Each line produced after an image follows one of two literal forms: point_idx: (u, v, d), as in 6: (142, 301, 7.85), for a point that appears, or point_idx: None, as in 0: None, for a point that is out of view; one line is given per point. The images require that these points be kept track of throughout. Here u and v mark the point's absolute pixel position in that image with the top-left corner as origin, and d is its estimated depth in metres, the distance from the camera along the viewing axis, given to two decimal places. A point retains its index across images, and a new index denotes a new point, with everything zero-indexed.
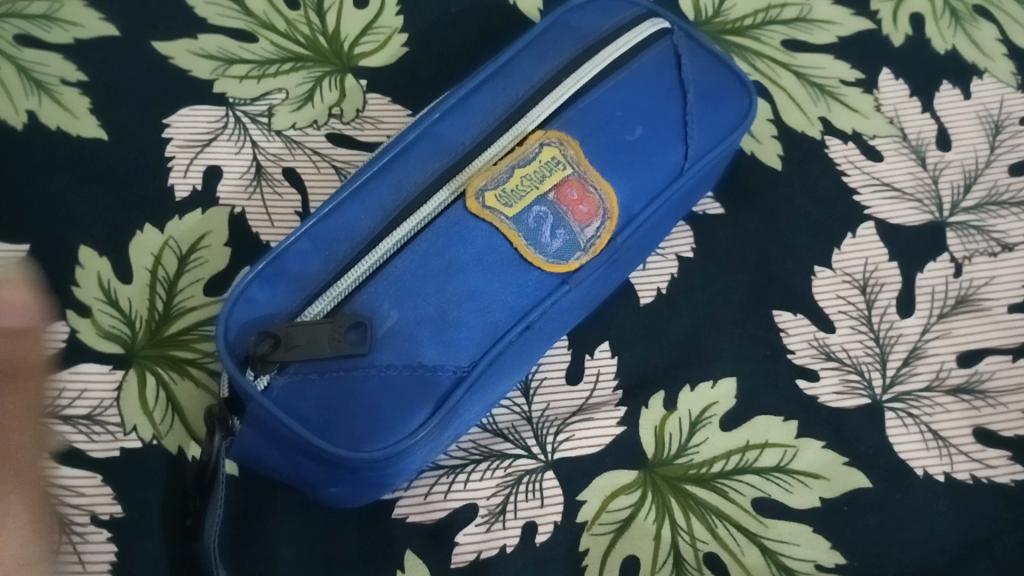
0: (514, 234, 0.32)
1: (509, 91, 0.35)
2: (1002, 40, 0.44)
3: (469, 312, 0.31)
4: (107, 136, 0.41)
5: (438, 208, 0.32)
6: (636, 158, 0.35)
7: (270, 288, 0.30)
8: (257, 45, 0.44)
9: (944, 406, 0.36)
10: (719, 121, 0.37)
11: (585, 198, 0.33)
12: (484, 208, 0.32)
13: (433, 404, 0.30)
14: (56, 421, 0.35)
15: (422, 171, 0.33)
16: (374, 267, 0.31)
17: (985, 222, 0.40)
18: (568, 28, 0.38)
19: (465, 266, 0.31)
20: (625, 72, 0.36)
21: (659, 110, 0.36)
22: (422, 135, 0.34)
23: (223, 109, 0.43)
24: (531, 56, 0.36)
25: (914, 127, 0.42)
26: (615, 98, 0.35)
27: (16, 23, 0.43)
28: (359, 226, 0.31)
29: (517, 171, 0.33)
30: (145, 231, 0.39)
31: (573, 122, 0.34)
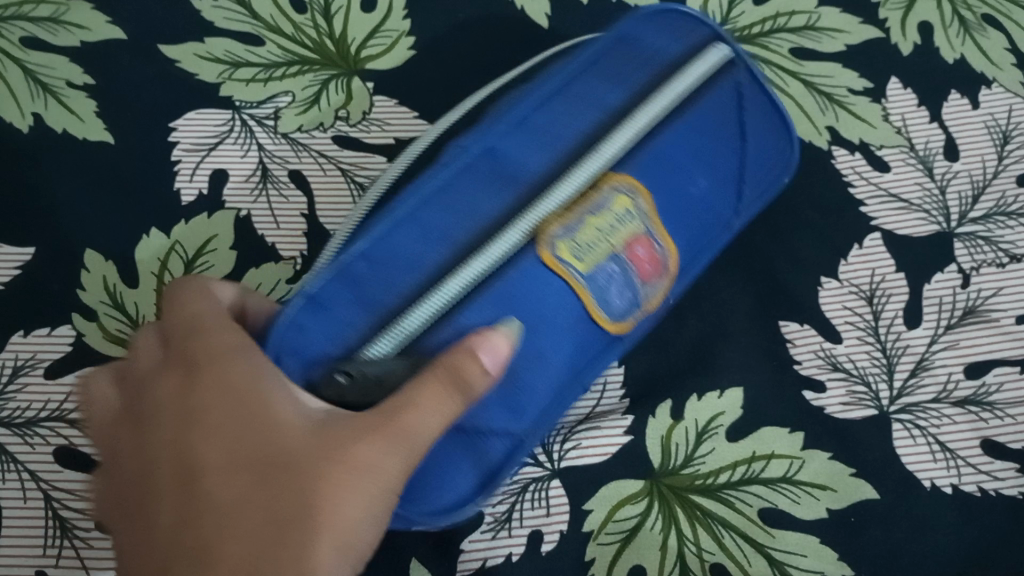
0: (584, 290, 0.29)
1: (584, 114, 0.31)
2: (1010, 49, 0.43)
3: (531, 375, 0.29)
4: (113, 140, 0.41)
5: (510, 249, 0.28)
6: (695, 209, 0.34)
7: (316, 323, 0.27)
8: (264, 49, 0.44)
9: (951, 418, 0.36)
10: (767, 177, 0.37)
11: (653, 260, 0.31)
12: (555, 261, 0.29)
13: (491, 465, 0.29)
14: (61, 425, 0.36)
15: (485, 205, 0.29)
16: (437, 312, 0.27)
17: (994, 233, 0.39)
18: (630, 43, 0.34)
19: (535, 325, 0.29)
20: (695, 112, 0.34)
21: (719, 158, 0.34)
22: (481, 156, 0.30)
23: (229, 112, 0.42)
24: (595, 74, 0.33)
25: (921, 137, 0.42)
26: (682, 143, 0.33)
27: (22, 26, 0.43)
28: (415, 262, 0.28)
29: (587, 221, 0.29)
30: (150, 235, 0.39)
31: (644, 167, 0.31)
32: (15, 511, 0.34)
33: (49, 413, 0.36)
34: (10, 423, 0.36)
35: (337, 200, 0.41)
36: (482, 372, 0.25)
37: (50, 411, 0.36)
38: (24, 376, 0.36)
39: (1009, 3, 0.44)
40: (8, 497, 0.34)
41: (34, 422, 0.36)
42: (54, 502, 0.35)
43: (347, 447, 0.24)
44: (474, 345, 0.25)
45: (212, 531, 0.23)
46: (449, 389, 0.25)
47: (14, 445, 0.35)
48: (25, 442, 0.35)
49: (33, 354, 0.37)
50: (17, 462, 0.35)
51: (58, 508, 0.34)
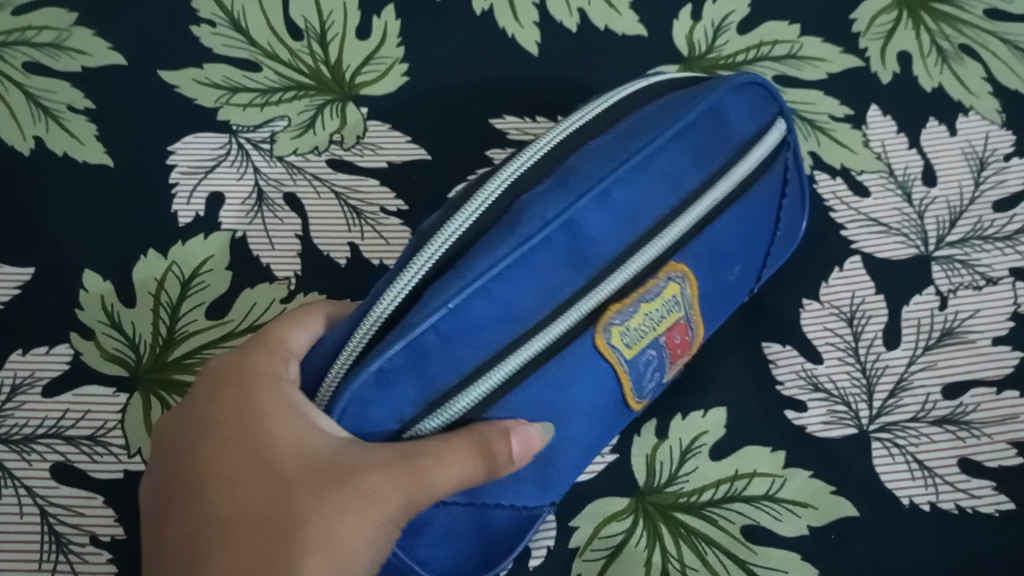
0: (625, 376, 0.31)
1: (657, 192, 0.30)
2: (988, 78, 0.44)
3: (564, 454, 0.30)
4: (112, 163, 0.42)
5: (569, 331, 0.29)
6: (725, 288, 0.35)
7: (386, 395, 0.26)
8: (261, 75, 0.45)
9: (929, 437, 0.37)
10: (788, 246, 0.39)
11: (685, 344, 0.33)
12: (609, 346, 0.29)
13: (517, 529, 0.30)
14: (58, 441, 0.37)
15: (559, 286, 0.28)
16: (493, 387, 0.28)
17: (970, 256, 0.40)
18: (715, 110, 0.33)
19: (573, 406, 0.30)
20: (743, 198, 0.34)
21: (752, 237, 0.35)
22: (563, 227, 0.28)
23: (226, 136, 0.44)
24: (679, 145, 0.31)
25: (900, 162, 0.43)
26: (726, 229, 0.33)
27: (26, 51, 0.44)
28: (483, 341, 0.27)
29: (643, 305, 0.30)
30: (148, 256, 0.40)
31: (694, 258, 0.32)
32: (13, 526, 0.35)
33: (46, 429, 0.37)
34: (8, 440, 0.36)
35: (331, 222, 0.42)
36: (512, 453, 0.26)
37: (47, 427, 0.37)
38: (22, 394, 0.37)
39: (987, 33, 0.45)
40: (5, 512, 0.35)
41: (31, 438, 0.36)
42: (50, 517, 0.35)
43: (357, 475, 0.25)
44: (513, 428, 0.26)
45: (226, 527, 0.26)
46: (479, 456, 0.26)
47: (12, 461, 0.36)
48: (23, 458, 0.36)
49: (32, 372, 0.38)
50: (15, 478, 0.36)
51: (53, 523, 0.35)
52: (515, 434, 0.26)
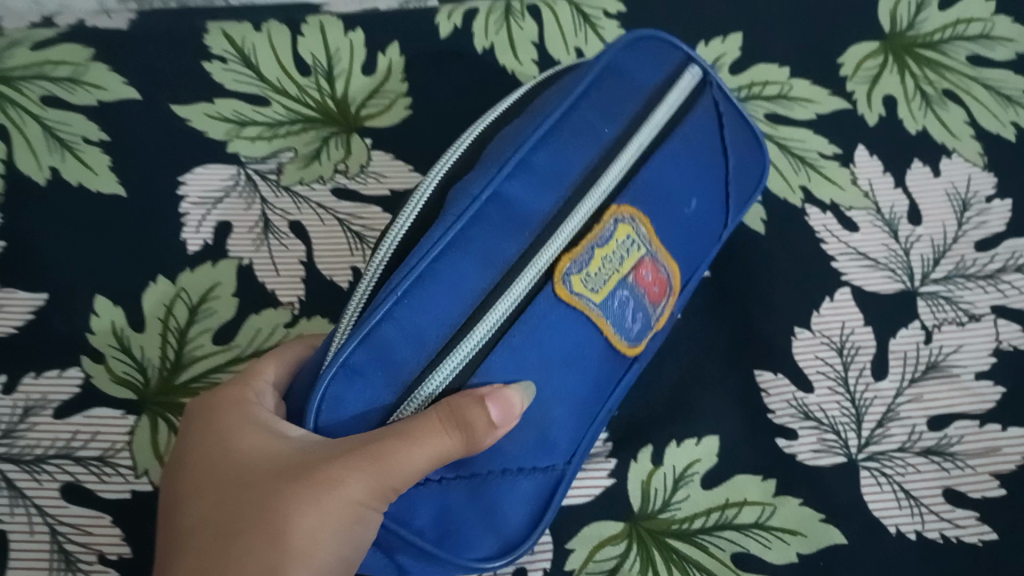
0: (602, 321, 0.32)
1: (582, 152, 0.33)
2: (970, 122, 0.46)
3: (557, 409, 0.32)
4: (126, 193, 0.44)
5: (533, 284, 0.30)
6: (688, 226, 0.37)
7: (356, 385, 0.27)
8: (269, 108, 0.47)
9: (915, 467, 0.38)
10: (745, 194, 0.41)
11: (655, 279, 0.34)
12: (574, 294, 0.31)
13: (536, 493, 0.32)
14: (69, 462, 0.37)
15: (507, 249, 0.30)
16: (473, 353, 0.29)
17: (954, 293, 0.42)
18: (614, 65, 0.36)
19: (555, 361, 0.31)
20: (675, 135, 0.36)
21: (701, 178, 0.38)
22: (493, 199, 0.30)
23: (235, 167, 0.45)
24: (592, 106, 0.34)
25: (887, 202, 0.44)
26: (668, 167, 0.36)
27: (44, 85, 0.46)
28: (446, 310, 0.28)
29: (597, 252, 0.31)
30: (158, 283, 0.41)
31: (638, 198, 0.34)
32: (23, 544, 0.36)
33: (57, 450, 0.38)
34: (20, 461, 0.37)
35: (335, 250, 0.43)
36: (488, 419, 0.27)
37: (57, 448, 0.38)
38: (34, 415, 0.38)
39: (968, 79, 0.47)
40: (16, 531, 0.36)
41: (42, 459, 0.37)
42: (59, 535, 0.36)
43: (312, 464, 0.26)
44: (488, 395, 0.27)
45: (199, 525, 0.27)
46: (446, 426, 0.27)
47: (23, 481, 0.37)
48: (33, 478, 0.37)
49: (44, 395, 0.38)
50: (26, 497, 0.37)
51: (63, 541, 0.36)
52: (486, 400, 0.27)
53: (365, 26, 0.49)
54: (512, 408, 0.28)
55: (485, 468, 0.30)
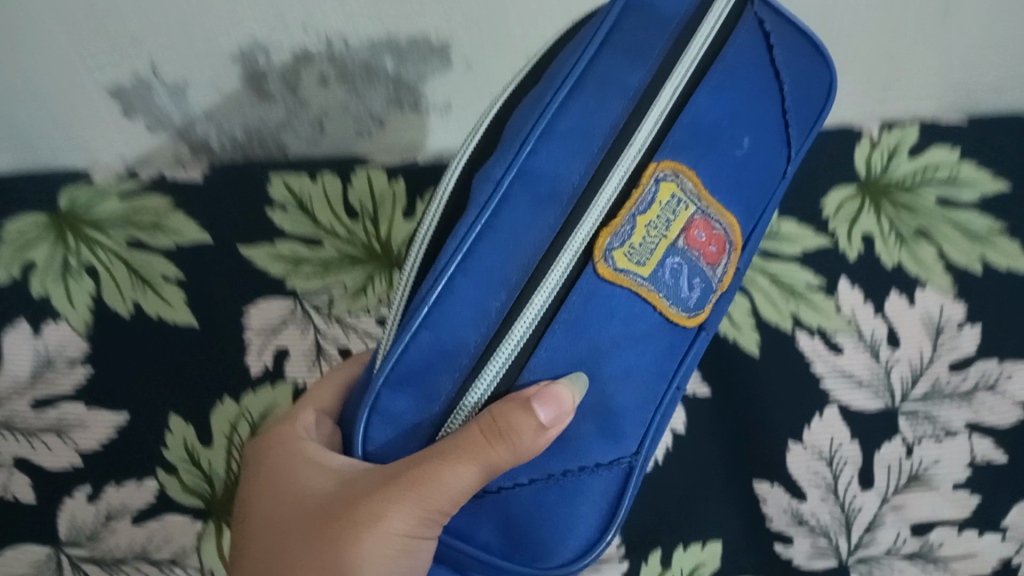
0: (653, 293, 0.34)
1: (609, 104, 0.33)
2: (941, 258, 0.52)
3: (624, 391, 0.34)
4: (197, 325, 0.50)
5: (571, 270, 0.32)
6: (745, 167, 0.38)
7: (400, 399, 0.31)
8: (322, 249, 0.53)
9: (900, 570, 0.44)
10: (797, 96, 0.42)
11: (708, 238, 0.36)
12: (618, 272, 0.32)
13: (611, 479, 0.35)
14: (145, 562, 0.45)
15: (537, 228, 0.31)
16: (514, 354, 0.31)
17: (931, 411, 0.47)
18: (640, 5, 0.35)
19: (610, 336, 0.33)
20: (716, 70, 0.37)
21: (755, 115, 0.39)
22: (520, 176, 0.31)
23: (291, 301, 0.51)
24: (615, 55, 0.34)
25: (868, 328, 0.50)
26: (713, 106, 0.36)
27: (128, 229, 0.53)
28: (481, 300, 0.31)
29: (640, 221, 0.33)
30: (224, 402, 0.48)
31: (680, 150, 0.35)
32: None
33: (134, 552, 0.45)
34: (104, 560, 0.45)
35: None
36: (522, 428, 0.29)
37: (135, 550, 0.45)
38: (115, 521, 0.45)
39: (938, 219, 0.54)
40: None
41: (121, 560, 0.45)
42: None
43: (366, 501, 0.31)
44: (532, 397, 0.29)
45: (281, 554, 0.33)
46: (483, 436, 0.29)
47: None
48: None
49: (123, 503, 0.46)
50: None
51: None
52: (529, 402, 0.29)
53: (407, 174, 0.56)
54: (562, 406, 0.29)
55: (542, 472, 0.33)
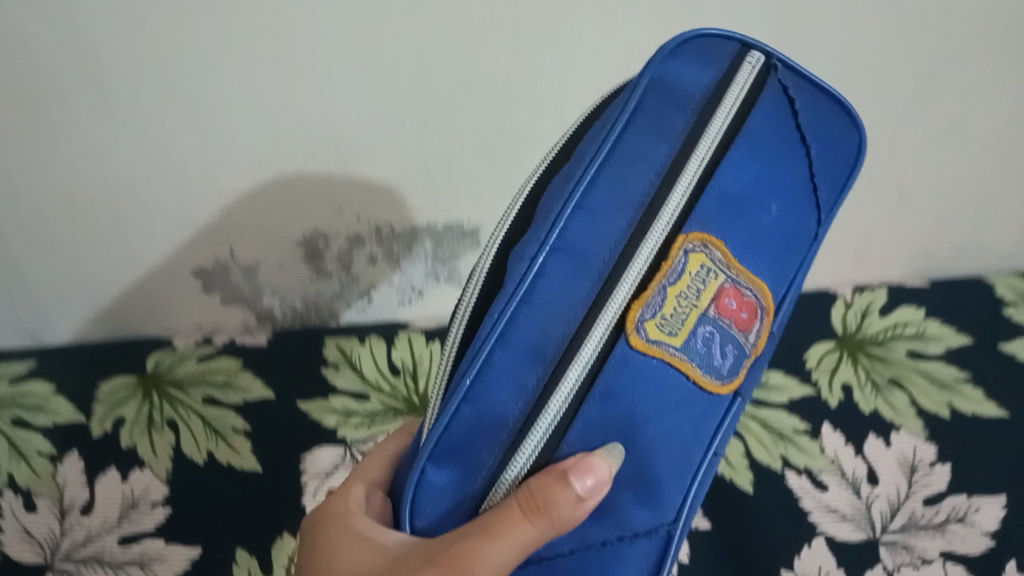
0: (685, 363, 0.32)
1: (636, 180, 0.32)
2: (913, 404, 0.59)
3: (664, 457, 0.32)
4: (261, 469, 0.58)
5: (606, 341, 0.30)
6: (773, 232, 0.37)
7: (446, 475, 0.29)
8: (369, 403, 0.62)
9: None
10: (823, 152, 0.41)
11: (740, 304, 0.35)
12: (649, 342, 0.31)
13: (652, 546, 0.32)
14: None
15: (570, 302, 0.30)
16: (550, 430, 0.30)
17: (909, 541, 0.52)
18: (666, 80, 0.34)
19: (645, 408, 0.31)
20: (745, 133, 0.36)
21: (783, 180, 0.38)
22: (552, 248, 0.30)
23: (342, 447, 0.59)
24: (640, 127, 0.33)
25: (849, 467, 0.56)
26: (743, 174, 0.35)
27: (205, 388, 0.62)
28: (519, 376, 0.29)
29: (670, 292, 0.32)
30: (283, 538, 0.55)
31: (706, 219, 0.33)
32: None
33: None
34: None
35: None
36: (567, 502, 0.28)
37: None
38: None
39: (909, 369, 0.61)
40: None
41: None
42: None
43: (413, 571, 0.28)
44: (569, 469, 0.28)
45: None
46: (526, 515, 0.28)
47: None
48: None
49: None
50: None
51: None
52: (563, 475, 0.28)
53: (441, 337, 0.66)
54: (597, 479, 0.28)
55: (580, 541, 0.31)
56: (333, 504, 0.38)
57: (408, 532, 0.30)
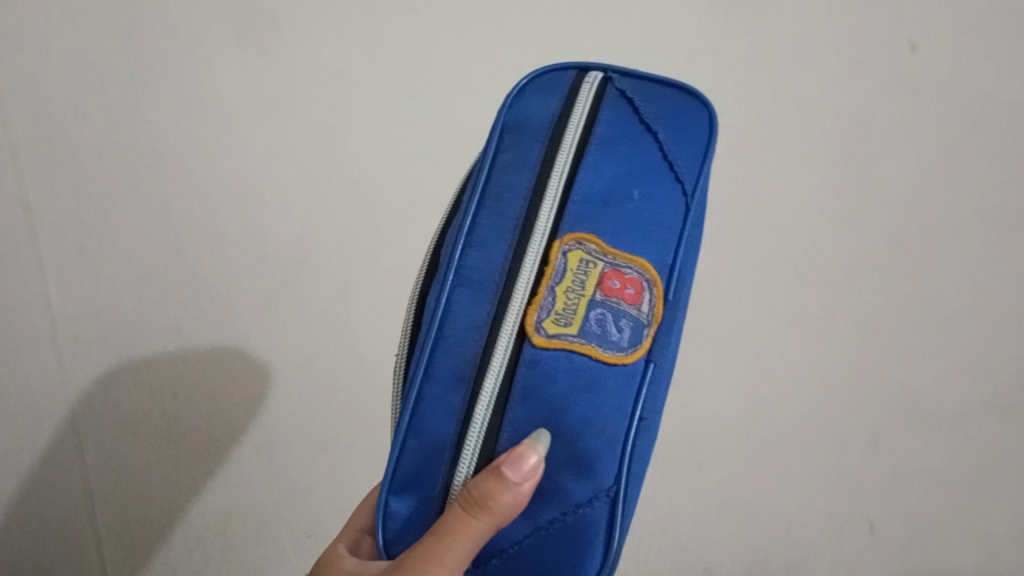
0: (587, 347, 0.37)
1: (513, 210, 0.38)
2: None
3: (590, 440, 0.36)
4: None
5: (511, 348, 0.36)
6: (646, 213, 0.40)
7: (404, 500, 0.36)
8: None
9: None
10: (672, 132, 0.42)
11: (625, 282, 0.38)
12: (551, 338, 0.36)
13: (596, 521, 0.37)
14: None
15: (475, 322, 0.37)
16: (484, 428, 0.36)
17: None
18: (516, 120, 0.41)
19: (562, 398, 0.36)
20: (596, 132, 0.40)
21: (647, 167, 0.41)
22: (456, 286, 0.37)
23: None
24: (509, 170, 0.39)
25: None
26: (606, 170, 0.39)
27: None
28: (448, 399, 0.36)
29: (558, 290, 0.37)
30: None
31: (580, 220, 0.38)
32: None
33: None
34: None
35: None
36: (507, 481, 0.33)
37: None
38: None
39: None
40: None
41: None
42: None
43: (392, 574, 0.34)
44: (502, 464, 0.33)
45: None
46: (472, 512, 0.33)
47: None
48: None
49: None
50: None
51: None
52: (500, 468, 0.33)
53: None
54: (529, 467, 0.33)
55: (530, 527, 0.37)
56: (326, 553, 0.46)
57: (385, 554, 0.37)
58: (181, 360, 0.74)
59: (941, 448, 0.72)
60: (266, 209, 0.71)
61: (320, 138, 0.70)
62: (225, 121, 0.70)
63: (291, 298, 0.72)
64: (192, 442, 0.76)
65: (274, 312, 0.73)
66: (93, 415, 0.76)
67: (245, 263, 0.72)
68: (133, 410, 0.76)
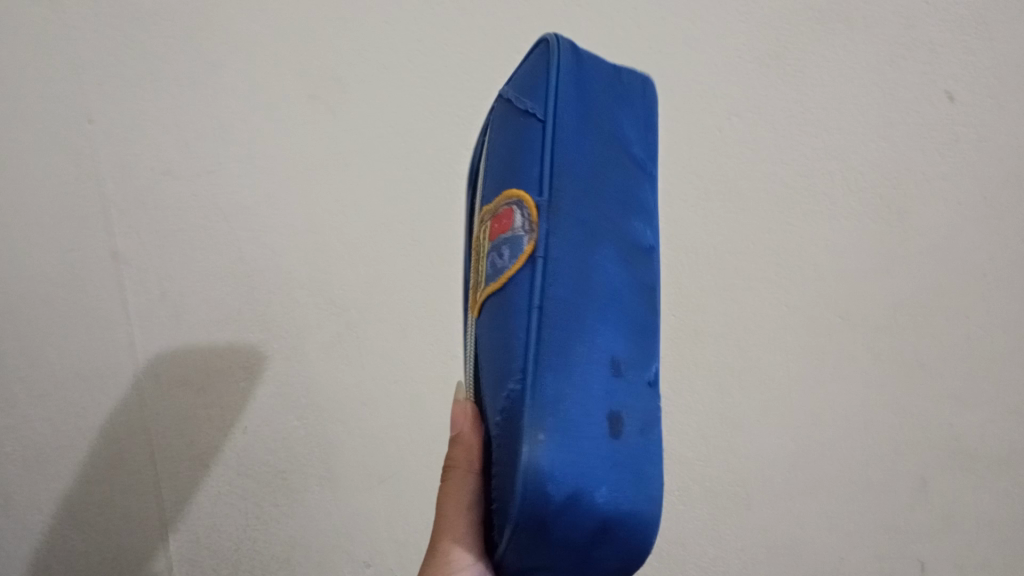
0: (493, 289, 0.39)
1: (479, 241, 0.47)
2: None
3: (498, 362, 0.36)
4: None
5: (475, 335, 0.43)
6: (515, 151, 0.41)
7: None
8: None
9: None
10: (528, 80, 0.42)
11: (501, 220, 0.40)
12: (478, 306, 0.41)
13: (509, 422, 0.34)
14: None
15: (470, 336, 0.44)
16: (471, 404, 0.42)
17: None
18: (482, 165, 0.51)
19: (482, 343, 0.39)
20: (490, 137, 0.46)
21: (512, 118, 0.43)
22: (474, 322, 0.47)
23: None
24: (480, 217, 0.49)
25: None
26: (496, 154, 0.44)
27: None
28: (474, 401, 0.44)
29: (480, 267, 0.42)
30: None
31: (488, 205, 0.43)
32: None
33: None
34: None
35: None
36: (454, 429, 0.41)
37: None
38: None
39: None
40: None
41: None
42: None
43: None
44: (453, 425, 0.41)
45: None
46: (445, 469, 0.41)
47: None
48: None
49: None
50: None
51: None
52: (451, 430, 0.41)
53: None
54: (464, 411, 0.41)
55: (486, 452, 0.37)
56: None
57: None
58: (252, 398, 0.79)
59: (987, 491, 0.73)
60: (333, 256, 0.76)
61: (385, 191, 0.75)
62: (295, 176, 0.76)
63: (356, 340, 0.77)
64: (261, 474, 0.81)
65: (339, 353, 0.78)
66: (173, 447, 0.81)
67: (313, 306, 0.77)
68: (208, 444, 0.81)
